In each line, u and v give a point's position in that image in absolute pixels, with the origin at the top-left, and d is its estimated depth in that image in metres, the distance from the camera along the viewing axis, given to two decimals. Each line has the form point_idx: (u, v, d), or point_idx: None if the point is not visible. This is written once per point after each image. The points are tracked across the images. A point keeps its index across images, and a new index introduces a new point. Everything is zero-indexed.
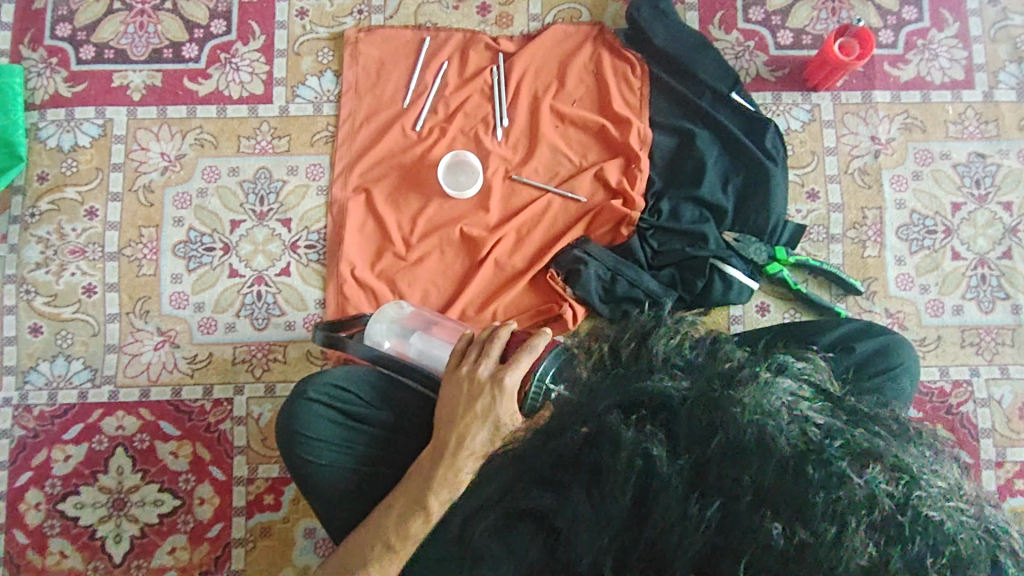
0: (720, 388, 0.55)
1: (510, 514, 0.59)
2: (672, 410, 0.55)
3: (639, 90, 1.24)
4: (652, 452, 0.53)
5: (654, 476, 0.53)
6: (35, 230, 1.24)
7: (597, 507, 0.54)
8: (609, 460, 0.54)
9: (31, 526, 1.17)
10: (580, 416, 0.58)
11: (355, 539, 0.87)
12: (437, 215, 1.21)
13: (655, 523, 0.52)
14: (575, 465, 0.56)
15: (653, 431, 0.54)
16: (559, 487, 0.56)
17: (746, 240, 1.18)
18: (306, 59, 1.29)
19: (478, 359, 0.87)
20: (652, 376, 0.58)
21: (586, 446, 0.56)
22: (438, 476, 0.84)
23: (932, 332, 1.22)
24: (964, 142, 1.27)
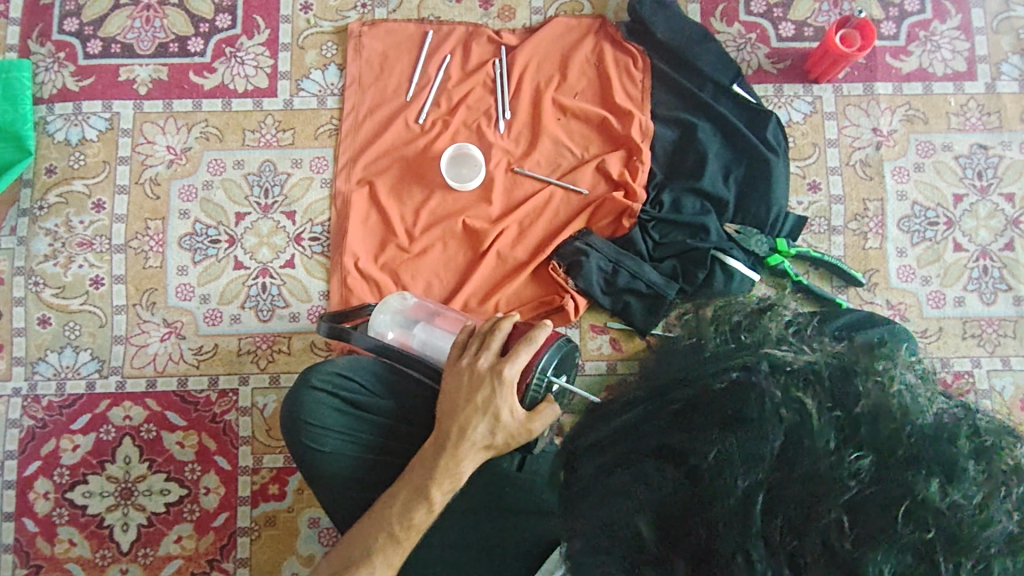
0: (853, 361, 0.58)
1: (636, 452, 0.63)
2: (812, 372, 0.57)
3: (641, 83, 1.25)
4: (800, 403, 0.55)
5: (806, 427, 0.55)
6: (44, 223, 1.25)
7: (743, 449, 0.56)
8: (752, 406, 0.57)
9: (41, 514, 1.19)
10: (716, 372, 0.62)
11: (360, 529, 0.86)
12: (440, 207, 1.22)
13: (808, 470, 0.53)
14: (715, 412, 0.59)
15: (798, 385, 0.56)
16: (695, 427, 0.59)
17: (748, 232, 1.18)
18: (311, 53, 1.30)
19: (479, 350, 0.88)
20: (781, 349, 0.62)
21: (726, 395, 0.59)
22: (441, 466, 0.84)
23: (934, 324, 1.22)
24: (966, 134, 1.27)
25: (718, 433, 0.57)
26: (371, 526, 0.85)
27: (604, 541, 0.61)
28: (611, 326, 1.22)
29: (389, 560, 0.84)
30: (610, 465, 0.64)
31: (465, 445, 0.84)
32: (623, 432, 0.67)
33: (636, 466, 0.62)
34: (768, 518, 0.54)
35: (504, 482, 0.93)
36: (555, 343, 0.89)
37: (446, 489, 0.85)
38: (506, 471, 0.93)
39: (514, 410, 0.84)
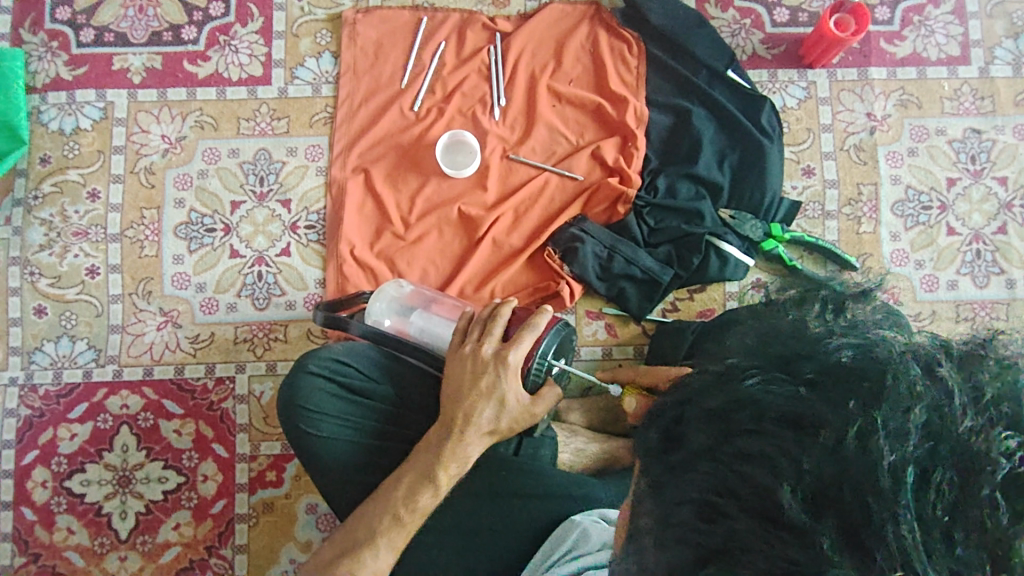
0: (969, 346, 0.55)
1: (762, 419, 0.54)
2: (939, 349, 0.54)
3: (636, 69, 1.25)
4: (937, 377, 0.52)
5: (946, 402, 0.50)
6: (39, 212, 1.25)
7: (890, 422, 0.50)
8: (891, 383, 0.52)
9: (39, 503, 1.19)
10: (829, 346, 0.57)
11: (366, 511, 0.85)
12: (435, 195, 1.22)
13: (959, 446, 0.48)
14: (850, 384, 0.53)
15: (933, 360, 0.53)
16: (831, 395, 0.53)
17: (743, 217, 1.19)
18: (305, 41, 1.30)
19: (481, 337, 0.88)
20: (886, 331, 0.58)
21: (850, 369, 0.54)
22: (447, 450, 0.85)
23: (927, 307, 1.22)
24: (960, 118, 1.27)
25: (856, 404, 0.52)
26: (376, 509, 0.85)
27: (721, 511, 0.54)
28: (607, 311, 1.23)
29: (393, 542, 0.83)
30: (726, 433, 0.56)
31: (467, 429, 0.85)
32: (740, 396, 0.56)
33: (764, 434, 0.54)
34: (925, 491, 0.48)
35: (502, 466, 0.93)
36: (555, 328, 0.88)
37: (452, 472, 0.85)
38: (504, 454, 0.94)
39: (515, 394, 0.85)
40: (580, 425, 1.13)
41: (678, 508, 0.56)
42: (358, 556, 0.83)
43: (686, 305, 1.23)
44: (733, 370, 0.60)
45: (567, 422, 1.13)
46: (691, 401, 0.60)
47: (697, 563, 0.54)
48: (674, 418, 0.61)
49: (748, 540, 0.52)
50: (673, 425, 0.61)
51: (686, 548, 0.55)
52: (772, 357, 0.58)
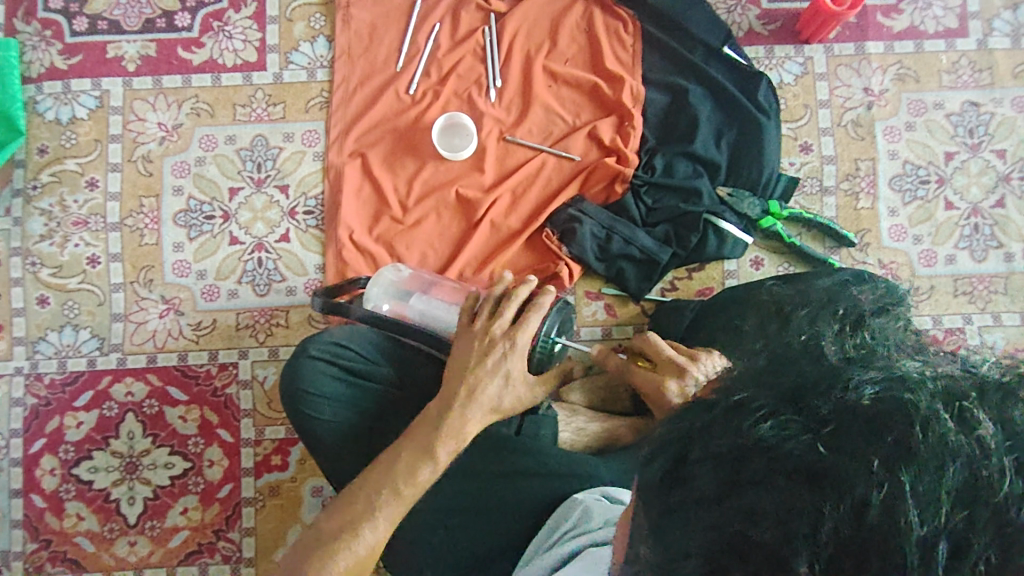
0: (1009, 378, 0.47)
1: (774, 472, 0.45)
2: (974, 388, 0.46)
3: (632, 47, 1.24)
4: (976, 435, 0.43)
5: (985, 460, 0.42)
6: (38, 203, 1.26)
7: (918, 486, 0.42)
8: (921, 440, 0.43)
9: (49, 490, 1.21)
10: (846, 380, 0.47)
11: (364, 486, 0.83)
12: (433, 177, 1.23)
13: (998, 517, 0.41)
14: (871, 434, 0.44)
15: (967, 411, 0.44)
16: (849, 447, 0.44)
17: (740, 195, 1.19)
18: (299, 25, 1.30)
19: (490, 316, 0.88)
20: (911, 363, 0.49)
21: (875, 415, 0.44)
22: (447, 425, 0.84)
23: (925, 282, 1.23)
24: (958, 91, 1.27)
25: (880, 463, 0.43)
26: (375, 484, 0.83)
27: (725, 571, 0.46)
28: (605, 292, 1.23)
29: (390, 516, 0.82)
30: (732, 483, 0.47)
31: (468, 407, 0.84)
32: (747, 443, 0.47)
33: (774, 489, 0.45)
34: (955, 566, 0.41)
35: (504, 446, 0.94)
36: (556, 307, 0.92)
37: (452, 446, 0.84)
38: (505, 434, 0.95)
39: (515, 374, 0.85)
40: (581, 404, 1.14)
41: (680, 559, 0.49)
42: (356, 529, 0.81)
43: (685, 284, 1.24)
44: (739, 406, 0.49)
45: (567, 402, 1.14)
46: (693, 436, 0.50)
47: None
48: (673, 454, 0.51)
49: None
50: (677, 460, 0.50)
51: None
52: (777, 393, 0.49)
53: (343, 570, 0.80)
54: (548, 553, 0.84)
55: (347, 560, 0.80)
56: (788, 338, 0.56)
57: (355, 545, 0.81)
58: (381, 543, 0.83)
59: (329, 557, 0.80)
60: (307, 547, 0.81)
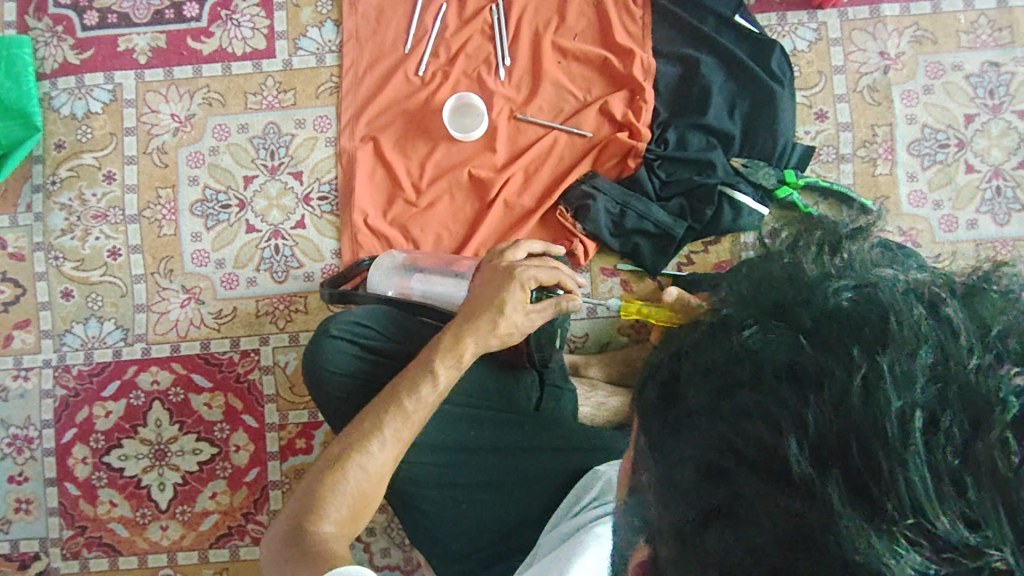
0: (970, 279, 0.47)
1: (763, 372, 0.46)
2: (941, 285, 0.45)
3: (642, 20, 1.23)
4: (942, 316, 0.43)
5: (952, 341, 0.42)
6: (58, 198, 1.28)
7: (894, 366, 0.42)
8: (893, 325, 0.43)
9: (82, 478, 1.24)
10: (827, 284, 0.47)
11: (368, 408, 0.83)
12: (445, 159, 1.23)
13: (966, 387, 0.41)
14: (851, 330, 0.44)
15: (937, 298, 0.44)
16: (830, 343, 0.44)
17: (755, 165, 1.18)
18: (306, 10, 1.29)
19: (502, 256, 0.93)
20: (885, 269, 0.48)
21: (851, 313, 0.45)
22: (441, 344, 0.84)
23: (946, 248, 1.21)
24: (977, 52, 1.24)
25: (857, 350, 0.43)
26: (379, 403, 0.83)
27: (724, 470, 0.46)
28: (621, 268, 1.23)
29: (398, 433, 0.81)
30: (724, 388, 0.48)
31: (468, 344, 0.85)
32: (733, 351, 0.48)
33: (763, 389, 0.46)
34: (931, 438, 0.40)
35: (524, 421, 0.96)
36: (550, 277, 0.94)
37: (451, 363, 0.84)
38: (525, 408, 0.97)
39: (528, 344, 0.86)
40: (600, 379, 1.15)
41: (678, 469, 0.49)
42: (363, 447, 0.79)
43: (701, 258, 1.23)
44: (724, 323, 0.51)
45: (586, 376, 1.16)
46: (683, 355, 0.52)
47: (700, 522, 0.47)
48: (667, 378, 0.53)
49: (754, 499, 0.45)
50: (670, 378, 0.53)
51: (692, 508, 0.48)
52: (764, 304, 0.49)
53: (354, 489, 0.78)
54: (570, 524, 0.84)
55: (356, 480, 0.78)
56: (770, 258, 0.53)
57: (364, 461, 0.79)
58: (392, 463, 0.80)
59: (339, 477, 0.78)
60: (317, 469, 0.79)
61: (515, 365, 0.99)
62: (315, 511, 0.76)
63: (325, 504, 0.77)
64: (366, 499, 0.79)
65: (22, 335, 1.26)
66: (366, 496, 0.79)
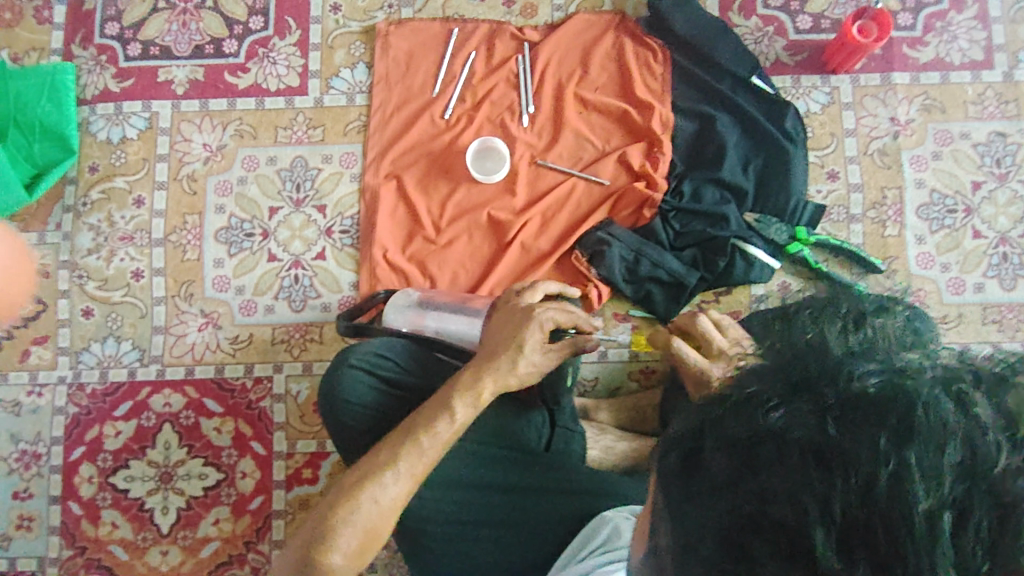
0: (997, 367, 0.49)
1: (788, 455, 0.46)
2: (970, 377, 0.47)
3: (661, 76, 1.27)
4: (970, 412, 0.45)
5: (980, 438, 0.44)
6: (87, 218, 1.31)
7: (922, 462, 0.43)
8: (920, 419, 0.44)
9: (86, 498, 1.24)
10: (855, 367, 0.47)
11: (384, 442, 0.84)
12: (465, 200, 1.26)
13: (994, 487, 0.42)
14: (878, 419, 0.45)
15: (965, 393, 0.45)
16: (857, 430, 0.45)
17: (767, 221, 1.21)
18: (339, 52, 1.35)
19: (521, 297, 0.96)
20: (906, 356, 0.50)
21: (878, 401, 0.45)
22: (461, 384, 0.86)
23: (953, 310, 1.23)
24: (984, 122, 1.28)
25: (887, 441, 0.44)
26: (398, 437, 0.84)
27: (745, 550, 0.47)
28: (633, 314, 1.25)
29: (411, 469, 0.82)
30: (748, 466, 0.47)
31: (487, 383, 0.86)
32: (758, 431, 0.47)
33: (788, 471, 0.46)
34: (956, 537, 0.42)
35: (535, 462, 0.97)
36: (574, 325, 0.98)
37: (470, 402, 0.85)
38: (534, 449, 0.98)
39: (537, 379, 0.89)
40: (608, 423, 1.17)
41: (697, 543, 0.49)
42: (376, 479, 0.80)
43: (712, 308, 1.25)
44: (749, 399, 0.50)
45: (595, 420, 1.17)
46: (706, 428, 0.51)
47: None
48: (688, 445, 0.52)
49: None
50: (691, 450, 0.51)
51: None
52: (788, 383, 0.49)
53: (366, 523, 0.79)
54: (576, 569, 0.84)
55: (368, 513, 0.79)
56: (791, 341, 0.55)
57: (376, 495, 0.80)
58: (403, 498, 0.81)
59: (351, 509, 0.79)
60: (330, 500, 0.81)
61: (527, 405, 1.01)
62: (326, 541, 0.78)
63: (336, 536, 0.78)
64: (377, 533, 0.80)
65: (39, 351, 1.28)
66: (376, 531, 0.80)
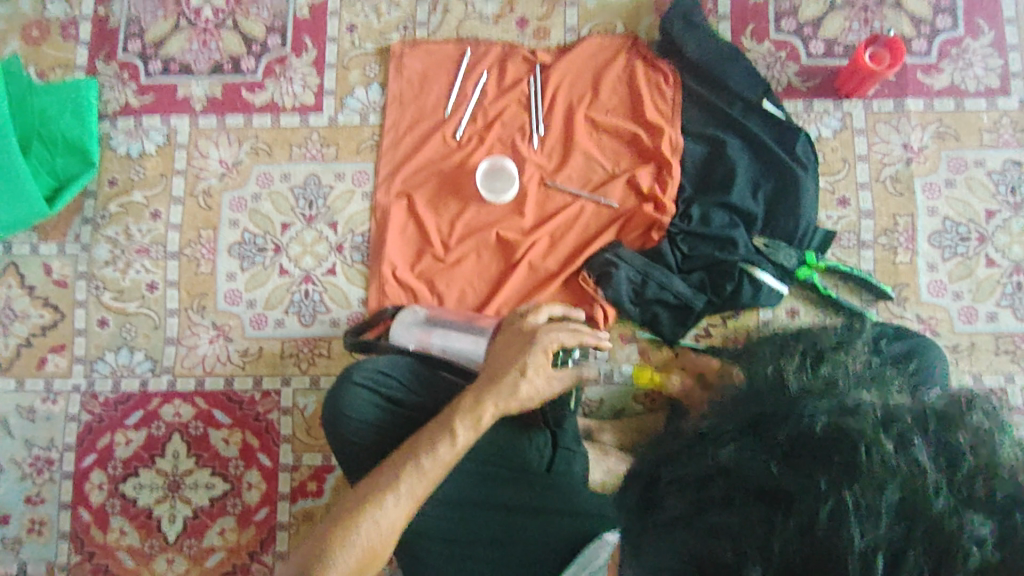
0: (945, 409, 0.55)
1: (735, 492, 0.54)
2: (915, 418, 0.54)
3: (672, 100, 1.28)
4: (913, 456, 0.51)
5: (920, 479, 0.50)
6: (105, 230, 1.34)
7: (861, 503, 0.50)
8: (864, 463, 0.51)
9: (96, 505, 1.27)
10: (804, 409, 0.56)
11: (385, 462, 0.85)
12: (474, 219, 1.27)
13: (930, 528, 0.49)
14: (823, 456, 0.52)
15: (907, 436, 0.52)
16: (803, 471, 0.53)
17: (776, 245, 1.21)
18: (354, 72, 1.37)
19: (524, 320, 0.96)
20: (863, 395, 0.57)
21: (821, 442, 0.53)
22: (463, 407, 0.87)
23: (965, 339, 1.22)
24: (999, 150, 1.27)
25: (827, 483, 0.51)
26: (398, 458, 0.85)
27: None
28: (639, 335, 1.25)
29: (412, 490, 0.82)
30: (701, 504, 0.56)
31: (488, 407, 0.87)
32: (711, 467, 0.56)
33: (736, 509, 0.54)
34: None
35: (535, 483, 0.96)
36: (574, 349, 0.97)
37: (471, 425, 0.86)
38: (535, 470, 0.95)
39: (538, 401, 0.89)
40: (612, 444, 1.16)
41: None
42: (376, 500, 0.81)
43: (719, 331, 1.25)
44: (707, 437, 0.59)
45: (598, 441, 1.16)
46: (663, 464, 0.60)
47: None
48: (646, 482, 0.61)
49: None
50: (648, 485, 0.60)
51: None
52: (743, 422, 0.58)
53: (365, 543, 0.80)
54: None
55: (367, 535, 0.80)
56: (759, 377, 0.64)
57: (376, 516, 0.81)
58: (403, 519, 0.82)
59: (350, 530, 0.80)
60: (329, 521, 0.81)
61: (531, 424, 0.97)
62: (324, 561, 0.79)
63: (333, 556, 0.79)
64: (375, 553, 0.81)
65: (56, 359, 1.31)
66: (375, 551, 0.81)
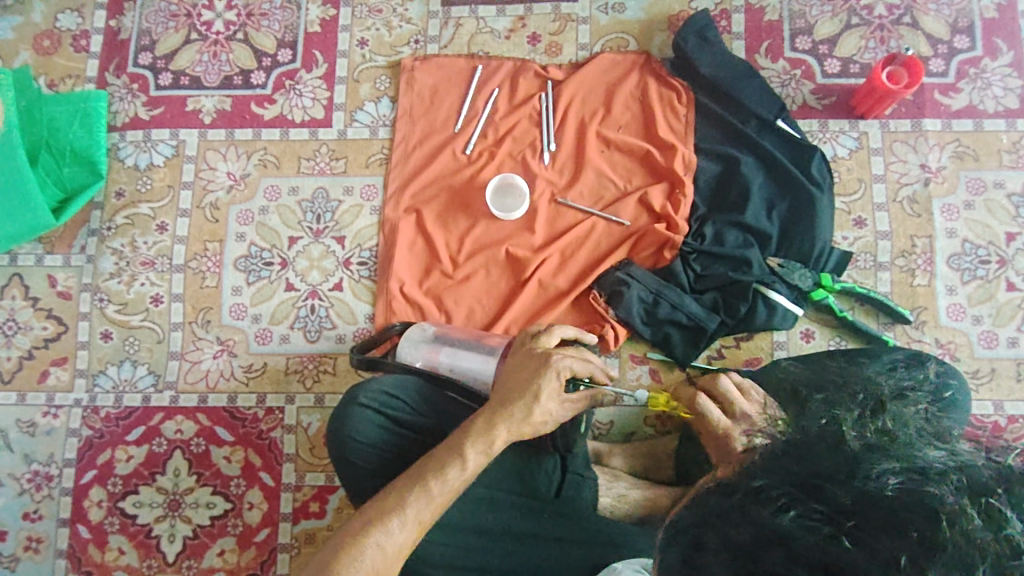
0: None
1: (796, 563, 0.50)
2: (998, 485, 0.51)
3: (685, 117, 1.26)
4: (1002, 534, 0.48)
5: (1009, 557, 0.47)
6: (111, 243, 1.33)
7: None
8: (946, 538, 0.48)
9: (94, 522, 1.24)
10: (869, 472, 0.52)
11: (392, 485, 0.83)
12: (484, 236, 1.25)
13: None
14: (893, 526, 0.49)
15: (992, 504, 0.49)
16: (874, 544, 0.49)
17: (791, 266, 1.19)
18: (365, 86, 1.36)
19: (534, 339, 0.94)
20: (934, 453, 0.54)
21: (894, 512, 0.50)
22: (473, 429, 0.84)
23: (985, 364, 1.19)
24: (1019, 171, 1.25)
25: (906, 560, 0.48)
26: (406, 481, 0.82)
27: None
28: (650, 356, 1.23)
29: (418, 513, 0.80)
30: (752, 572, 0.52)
31: (500, 433, 0.84)
32: (769, 531, 0.52)
33: None
34: None
35: (544, 508, 0.94)
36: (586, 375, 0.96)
37: (481, 447, 0.83)
38: (545, 495, 0.95)
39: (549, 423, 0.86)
40: (622, 469, 1.14)
41: None
42: (383, 524, 0.79)
43: (733, 352, 1.22)
44: (757, 493, 0.55)
45: (608, 466, 1.14)
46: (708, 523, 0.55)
47: None
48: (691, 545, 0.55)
49: None
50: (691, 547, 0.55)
51: None
52: (799, 479, 0.54)
53: (370, 567, 0.77)
54: None
55: (372, 560, 0.77)
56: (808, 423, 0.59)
57: (381, 540, 0.78)
58: (409, 544, 0.80)
59: (355, 555, 0.77)
60: (332, 547, 0.78)
61: (539, 450, 0.97)
62: None
63: None
64: None
65: (57, 372, 1.29)
66: None
